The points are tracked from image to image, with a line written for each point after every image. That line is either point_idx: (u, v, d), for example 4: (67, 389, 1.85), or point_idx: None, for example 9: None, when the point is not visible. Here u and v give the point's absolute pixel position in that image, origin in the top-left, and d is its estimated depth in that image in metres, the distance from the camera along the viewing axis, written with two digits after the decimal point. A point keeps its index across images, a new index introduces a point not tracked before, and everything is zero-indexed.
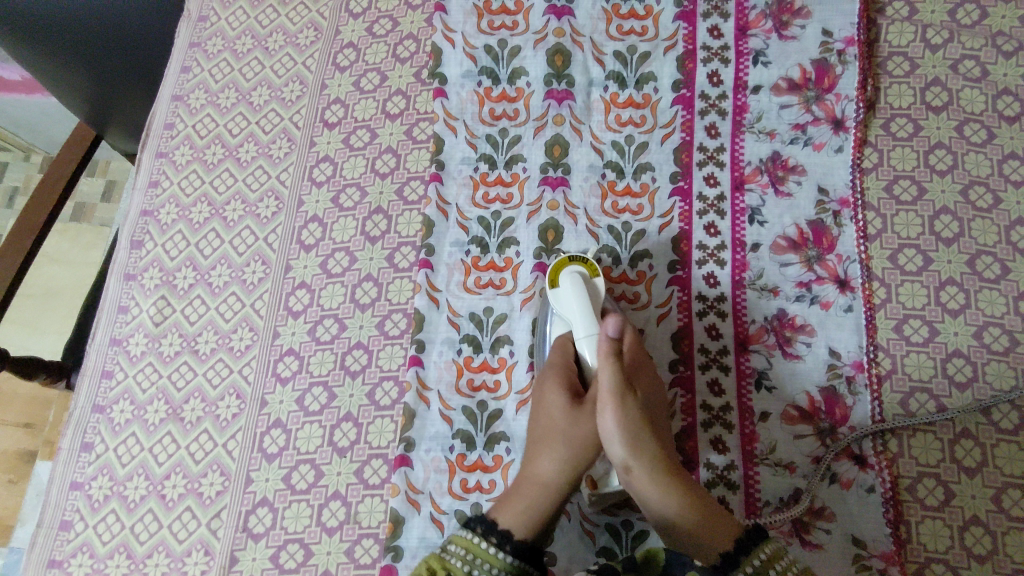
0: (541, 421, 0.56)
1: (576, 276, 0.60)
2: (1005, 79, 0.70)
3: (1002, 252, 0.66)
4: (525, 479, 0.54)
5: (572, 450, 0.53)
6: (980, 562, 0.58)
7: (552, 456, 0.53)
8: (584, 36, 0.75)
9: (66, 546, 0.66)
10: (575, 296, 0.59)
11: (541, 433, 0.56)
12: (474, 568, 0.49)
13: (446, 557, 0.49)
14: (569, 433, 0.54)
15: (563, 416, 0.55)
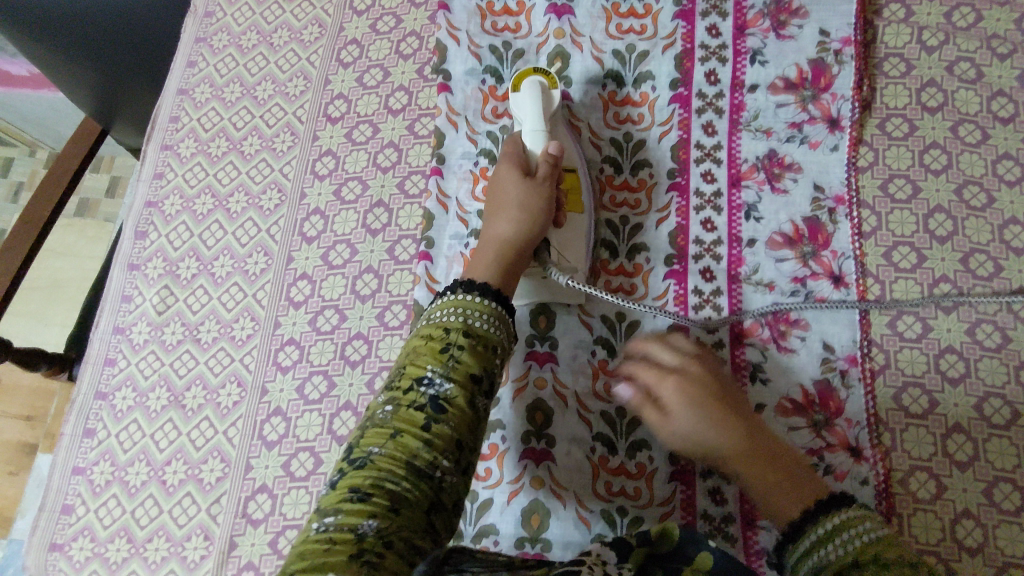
0: (500, 196, 0.62)
1: (536, 83, 0.68)
2: (999, 81, 0.71)
3: (995, 250, 0.67)
4: (485, 241, 0.61)
5: (525, 211, 0.61)
6: (971, 555, 0.59)
7: (508, 219, 0.60)
8: (584, 36, 0.76)
9: (67, 530, 0.67)
10: (531, 99, 0.67)
11: (501, 202, 0.62)
12: (461, 317, 0.52)
13: (433, 316, 0.53)
14: (522, 199, 0.61)
15: (519, 185, 0.62)
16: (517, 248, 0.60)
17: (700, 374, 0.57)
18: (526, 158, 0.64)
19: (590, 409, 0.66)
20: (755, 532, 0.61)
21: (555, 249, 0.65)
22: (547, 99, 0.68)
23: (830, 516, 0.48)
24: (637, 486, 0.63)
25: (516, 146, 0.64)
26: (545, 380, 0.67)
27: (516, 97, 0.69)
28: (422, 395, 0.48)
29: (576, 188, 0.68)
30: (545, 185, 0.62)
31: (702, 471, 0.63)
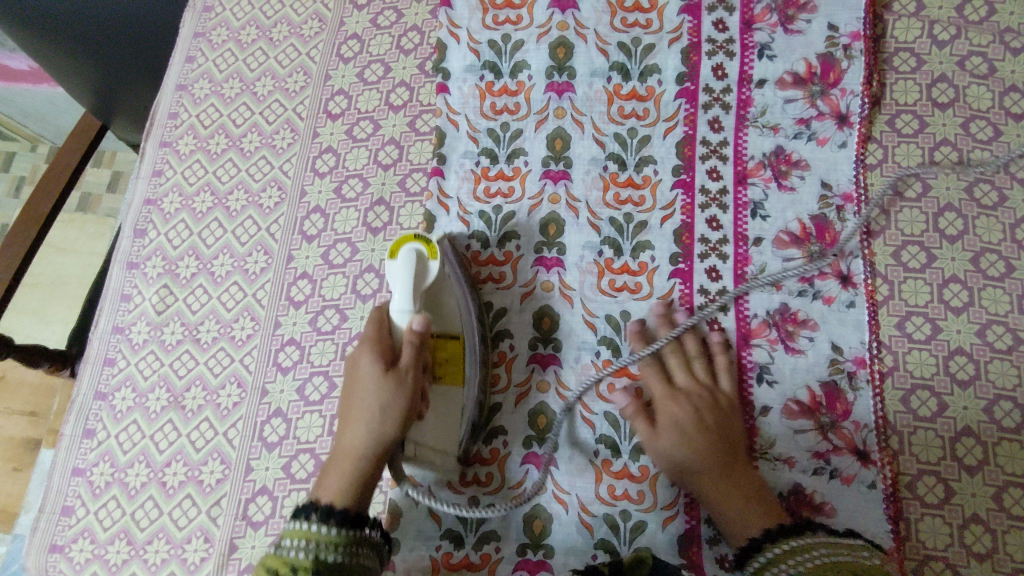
0: (357, 392, 0.56)
1: (415, 252, 0.59)
2: (1012, 76, 0.70)
3: (1007, 249, 0.66)
4: (338, 456, 0.55)
5: (384, 420, 0.54)
6: (979, 561, 0.58)
7: (365, 429, 0.54)
8: (588, 29, 0.75)
9: (67, 532, 0.67)
10: (405, 276, 0.58)
11: (355, 405, 0.55)
12: (313, 548, 0.49)
13: (281, 548, 0.49)
14: (381, 404, 0.54)
15: (377, 381, 0.55)
16: (372, 468, 0.54)
17: None
18: (391, 344, 0.57)
19: (593, 411, 0.65)
20: None
21: (413, 443, 0.59)
22: (423, 274, 0.59)
23: (774, 545, 0.52)
24: (640, 489, 0.62)
25: (380, 330, 0.57)
26: (548, 383, 0.66)
27: (389, 266, 0.59)
28: (300, 558, 0.49)
29: (454, 357, 0.62)
30: (408, 379, 0.55)
31: None
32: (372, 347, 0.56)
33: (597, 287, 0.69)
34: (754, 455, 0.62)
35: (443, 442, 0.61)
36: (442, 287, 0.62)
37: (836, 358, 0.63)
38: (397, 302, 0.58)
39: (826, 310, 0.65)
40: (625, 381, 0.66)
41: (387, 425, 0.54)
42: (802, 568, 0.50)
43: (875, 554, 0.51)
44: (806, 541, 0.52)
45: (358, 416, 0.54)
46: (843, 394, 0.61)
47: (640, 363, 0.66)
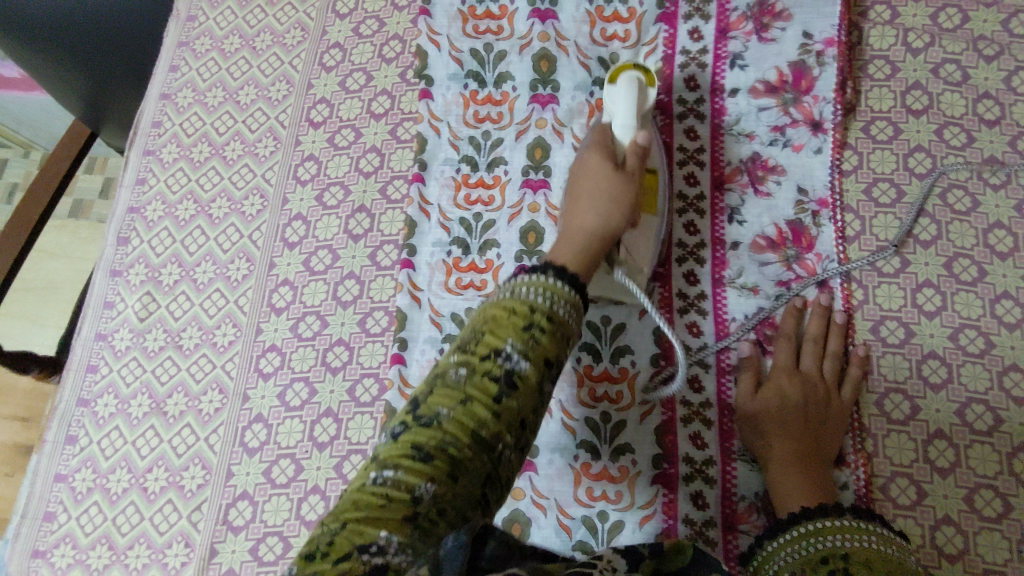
0: (586, 180, 0.60)
1: (635, 78, 0.63)
2: (985, 83, 0.71)
3: (979, 254, 0.66)
4: (572, 231, 0.57)
5: (616, 204, 0.57)
6: (951, 562, 0.59)
7: (596, 209, 0.57)
8: (568, 40, 0.76)
9: (49, 537, 0.67)
10: (630, 96, 0.62)
11: (585, 190, 0.59)
12: (550, 299, 0.46)
13: (516, 291, 0.46)
14: (616, 191, 0.58)
15: (610, 175, 0.58)
16: (603, 240, 0.56)
17: (795, 401, 0.61)
18: (615, 151, 0.61)
19: (573, 417, 0.66)
20: (736, 536, 0.61)
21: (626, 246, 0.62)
22: (643, 97, 0.64)
23: (822, 519, 0.53)
24: (619, 490, 0.63)
25: (605, 140, 0.62)
26: None
27: (612, 90, 0.64)
28: (499, 368, 0.42)
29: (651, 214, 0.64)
30: (634, 175, 0.59)
31: (684, 475, 0.63)
32: (602, 160, 0.60)
33: None
34: (732, 457, 0.63)
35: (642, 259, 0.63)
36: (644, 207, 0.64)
37: (828, 379, 0.63)
38: (620, 119, 0.62)
39: (819, 335, 0.65)
40: (606, 384, 0.66)
41: (618, 208, 0.57)
42: (793, 555, 0.53)
43: (859, 513, 0.53)
44: (795, 527, 0.54)
45: (592, 203, 0.58)
46: (833, 417, 0.61)
47: (620, 367, 0.67)
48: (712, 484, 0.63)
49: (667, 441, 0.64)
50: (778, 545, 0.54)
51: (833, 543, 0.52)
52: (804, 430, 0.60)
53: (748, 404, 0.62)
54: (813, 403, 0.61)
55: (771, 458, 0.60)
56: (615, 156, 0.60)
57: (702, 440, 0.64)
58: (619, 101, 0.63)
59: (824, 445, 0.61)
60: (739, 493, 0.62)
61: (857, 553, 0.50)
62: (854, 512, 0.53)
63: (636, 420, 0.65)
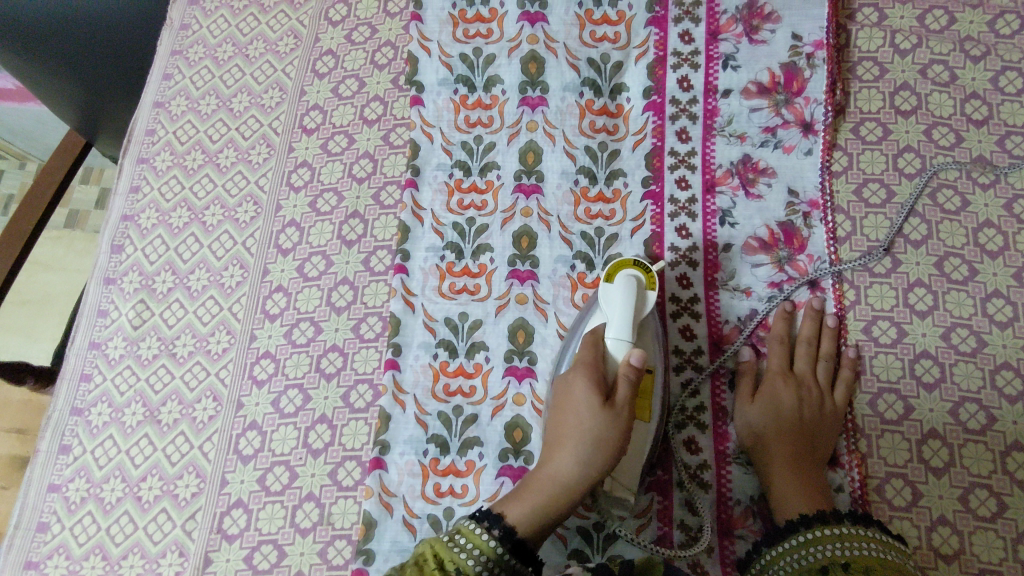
0: (570, 416, 0.58)
1: (633, 280, 0.61)
2: (973, 83, 0.71)
3: (970, 253, 0.67)
4: (542, 480, 0.57)
5: (597, 449, 0.56)
6: (947, 562, 0.59)
7: (572, 457, 0.57)
8: (557, 42, 0.76)
9: (43, 548, 0.67)
10: (624, 305, 0.60)
11: (568, 429, 0.58)
12: (471, 573, 0.50)
13: (453, 542, 0.53)
14: (594, 432, 0.56)
15: (595, 414, 0.56)
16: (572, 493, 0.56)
17: (789, 404, 0.62)
18: (604, 369, 0.59)
19: None
20: (731, 541, 0.61)
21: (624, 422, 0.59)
22: (640, 303, 0.61)
23: (823, 526, 0.55)
24: None
25: (594, 351, 0.60)
26: (524, 397, 0.66)
27: (607, 289, 0.62)
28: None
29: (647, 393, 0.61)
30: (620, 413, 0.57)
31: (679, 482, 0.62)
32: (588, 367, 0.59)
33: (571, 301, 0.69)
34: (727, 461, 0.63)
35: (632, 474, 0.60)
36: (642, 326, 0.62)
37: (820, 382, 0.64)
38: (614, 326, 0.60)
39: (812, 337, 0.66)
40: None
41: (597, 454, 0.56)
42: (798, 563, 0.54)
43: (857, 519, 0.55)
44: (796, 532, 0.55)
45: (566, 454, 0.57)
46: (827, 418, 0.62)
47: None
48: (708, 489, 0.62)
49: (662, 446, 0.64)
50: (783, 550, 0.55)
51: (835, 550, 0.53)
52: (799, 430, 0.61)
53: (744, 409, 0.63)
54: (807, 405, 0.63)
55: (769, 460, 0.60)
56: (603, 387, 0.58)
57: (697, 445, 0.64)
58: (608, 346, 0.60)
59: (819, 446, 0.61)
60: (734, 497, 0.62)
61: (861, 564, 0.52)
62: (853, 519, 0.55)
63: None
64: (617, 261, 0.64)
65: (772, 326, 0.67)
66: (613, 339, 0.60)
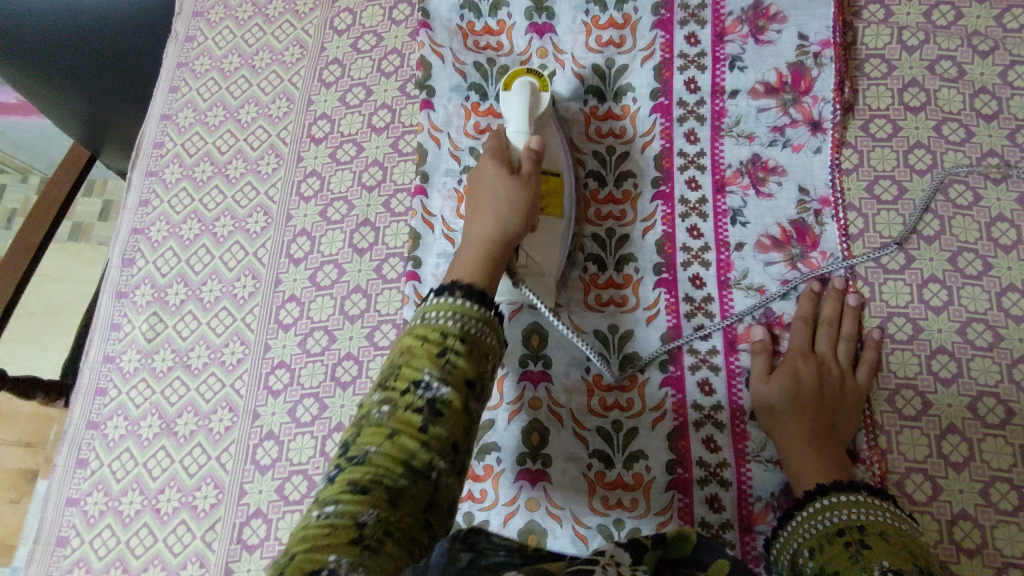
0: (481, 192, 0.58)
1: (527, 84, 0.66)
2: (981, 78, 0.71)
3: (983, 248, 0.67)
4: (468, 240, 0.55)
5: (511, 209, 0.56)
6: (969, 557, 0.59)
7: (492, 215, 0.56)
8: (566, 52, 0.76)
9: (62, 563, 0.67)
10: (520, 100, 0.65)
11: (482, 200, 0.57)
12: (459, 319, 0.48)
13: (425, 316, 0.48)
14: (507, 197, 0.56)
15: (506, 181, 0.57)
16: (501, 246, 0.55)
17: (809, 380, 0.62)
18: (510, 158, 0.60)
19: (585, 427, 0.66)
20: (753, 538, 0.61)
21: (525, 253, 0.62)
22: (537, 101, 0.66)
23: (838, 493, 0.54)
24: (634, 498, 0.63)
25: (501, 143, 0.61)
26: (540, 400, 0.66)
27: (506, 96, 0.67)
28: (420, 399, 0.44)
29: (556, 190, 0.66)
30: (530, 181, 0.58)
31: (699, 479, 0.63)
32: (496, 161, 0.59)
33: (583, 302, 0.70)
34: (746, 459, 0.63)
35: (546, 259, 0.64)
36: (544, 125, 0.68)
37: (842, 362, 0.64)
38: (513, 123, 0.64)
39: (833, 318, 0.66)
40: (616, 393, 0.66)
41: (513, 214, 0.56)
42: (813, 531, 0.53)
43: (873, 490, 0.54)
44: (812, 503, 0.55)
45: (494, 203, 0.56)
46: (847, 399, 0.62)
47: (629, 374, 0.67)
48: (727, 486, 0.62)
49: (680, 445, 0.64)
50: (798, 522, 0.55)
51: (847, 516, 0.52)
52: (819, 412, 0.60)
53: (763, 388, 0.62)
54: (828, 385, 0.62)
55: (786, 441, 0.60)
56: (510, 163, 0.59)
57: (715, 443, 0.64)
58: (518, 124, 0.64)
59: (840, 427, 0.61)
60: (756, 494, 0.62)
61: (872, 527, 0.50)
62: (868, 489, 0.54)
63: (647, 427, 0.65)
64: (512, 74, 0.69)
65: (797, 307, 0.66)
66: (517, 109, 0.65)
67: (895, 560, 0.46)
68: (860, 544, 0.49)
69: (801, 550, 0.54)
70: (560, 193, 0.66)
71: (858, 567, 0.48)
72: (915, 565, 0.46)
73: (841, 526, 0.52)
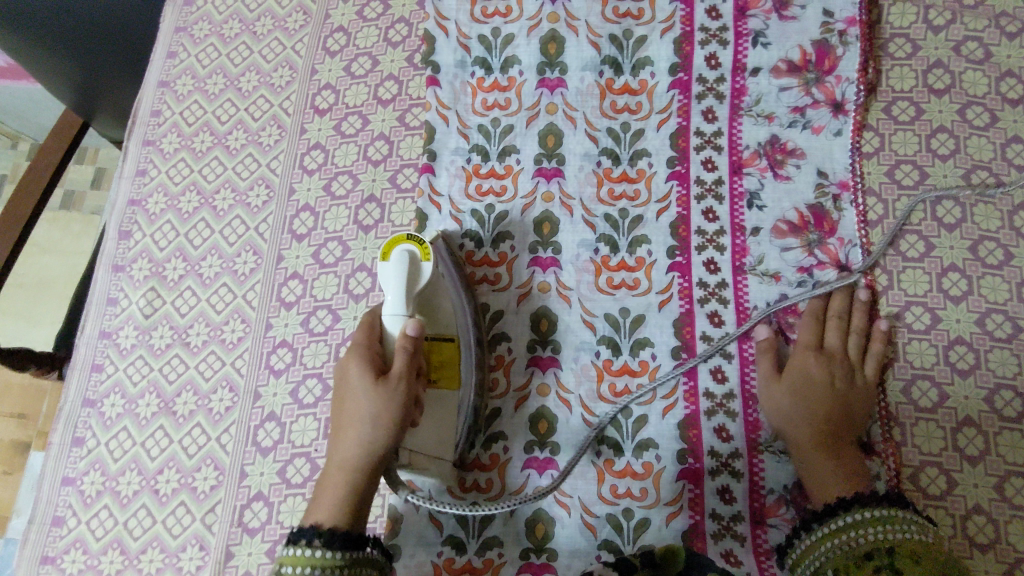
0: (348, 403, 0.55)
1: (408, 254, 0.57)
2: (1008, 61, 0.69)
3: (1005, 237, 0.65)
4: (332, 468, 0.54)
5: (377, 428, 0.54)
6: (982, 551, 0.58)
7: (358, 437, 0.54)
8: (578, 20, 0.73)
9: (59, 543, 0.65)
10: (397, 277, 0.56)
11: (346, 417, 0.55)
12: (318, 571, 0.49)
13: (281, 574, 0.49)
14: (373, 412, 0.54)
15: (368, 394, 0.54)
16: (369, 473, 0.54)
17: (820, 383, 0.60)
18: (381, 356, 0.57)
19: (594, 413, 0.64)
20: (764, 530, 0.60)
21: (412, 448, 0.57)
22: (416, 278, 0.57)
23: (861, 509, 0.53)
24: (643, 487, 0.62)
25: (371, 340, 0.57)
26: (548, 387, 0.65)
27: (381, 269, 0.57)
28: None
29: (448, 362, 0.60)
30: (398, 387, 0.54)
31: (710, 469, 0.62)
32: (363, 379, 0.55)
33: (595, 285, 0.68)
34: (758, 450, 0.62)
35: (440, 446, 0.59)
36: (436, 291, 0.60)
37: (852, 357, 0.62)
38: (390, 305, 0.57)
39: (843, 311, 0.64)
40: (626, 378, 0.65)
41: (378, 434, 0.53)
42: (837, 549, 0.52)
43: (896, 500, 0.53)
44: (834, 518, 0.54)
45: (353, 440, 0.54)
46: (858, 395, 0.61)
47: (640, 360, 0.65)
48: (739, 477, 0.61)
49: (691, 434, 0.63)
50: (818, 539, 0.54)
51: (873, 536, 0.51)
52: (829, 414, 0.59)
53: (775, 391, 0.61)
54: (838, 384, 0.60)
55: (799, 445, 0.59)
56: (377, 365, 0.56)
57: (728, 433, 0.63)
58: (393, 317, 0.57)
59: (851, 425, 0.60)
60: (767, 486, 0.61)
61: (901, 548, 0.49)
62: (890, 501, 0.53)
63: (658, 415, 0.64)
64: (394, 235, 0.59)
65: (806, 300, 0.65)
66: (393, 314, 0.57)
67: None
68: (893, 570, 0.48)
69: (822, 568, 0.53)
70: (455, 358, 0.60)
71: None
72: None
73: (869, 547, 0.51)
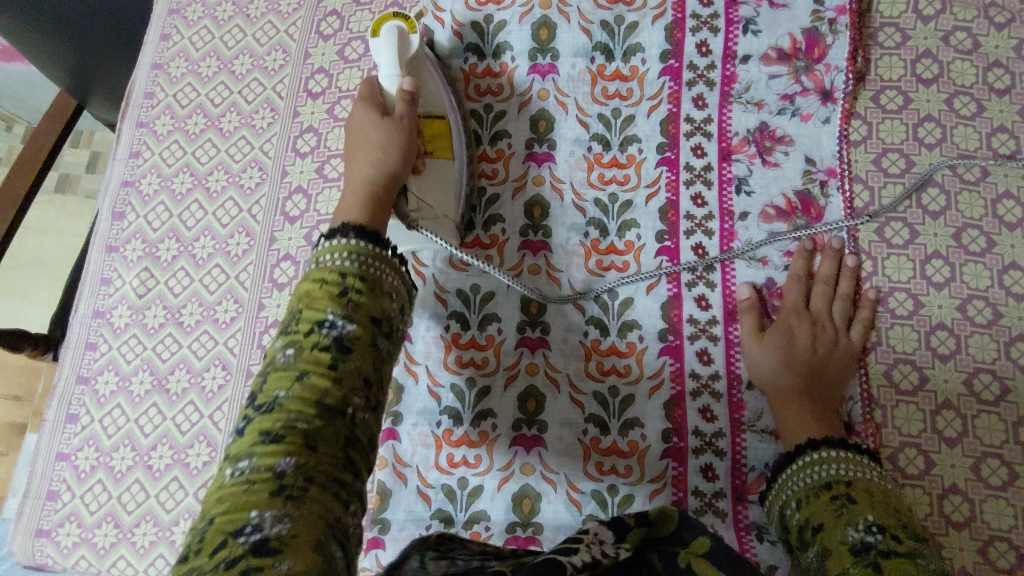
0: (358, 133, 0.59)
1: (394, 28, 0.64)
2: (995, 51, 0.70)
3: (988, 225, 0.66)
4: (351, 182, 0.56)
5: (388, 150, 0.57)
6: (957, 530, 0.59)
7: (370, 161, 0.57)
8: (571, 6, 0.74)
9: (53, 516, 0.66)
10: (388, 46, 0.64)
11: (359, 145, 0.58)
12: (354, 260, 0.48)
13: (322, 262, 0.49)
14: (382, 139, 0.58)
15: (377, 125, 0.59)
16: (388, 184, 0.56)
17: (803, 342, 0.62)
18: (382, 101, 0.61)
19: (582, 392, 0.65)
20: (745, 507, 0.61)
21: (416, 196, 0.62)
22: (405, 46, 0.65)
23: (831, 448, 0.55)
24: (628, 465, 0.63)
25: (372, 90, 0.62)
26: (537, 366, 0.66)
27: (374, 44, 0.65)
28: (325, 337, 0.45)
29: (442, 132, 0.66)
30: (402, 117, 0.59)
31: (694, 448, 0.63)
32: (367, 113, 0.60)
33: (585, 268, 0.69)
34: (742, 429, 0.63)
35: (439, 200, 0.64)
36: (421, 67, 0.67)
37: (837, 321, 0.63)
38: (384, 72, 0.63)
39: (829, 278, 0.65)
40: (614, 359, 0.66)
41: (390, 152, 0.57)
42: (804, 482, 0.55)
43: (870, 455, 0.55)
44: (804, 456, 0.56)
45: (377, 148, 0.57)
46: (840, 354, 0.62)
47: (628, 341, 0.66)
48: (723, 456, 0.63)
49: (676, 414, 0.64)
50: (791, 473, 0.56)
51: (836, 471, 0.53)
52: (811, 372, 0.60)
53: (757, 347, 0.62)
54: (821, 343, 0.62)
55: (780, 400, 0.60)
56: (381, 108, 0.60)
57: (712, 413, 0.64)
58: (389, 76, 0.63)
59: (833, 385, 0.61)
60: (749, 464, 0.62)
61: (860, 482, 0.52)
62: (865, 454, 0.55)
63: (644, 395, 0.65)
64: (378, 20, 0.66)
65: (793, 266, 0.66)
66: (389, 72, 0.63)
67: (880, 516, 0.48)
68: (847, 498, 0.51)
69: (789, 501, 0.55)
70: (445, 133, 0.66)
71: (843, 519, 0.49)
72: (900, 522, 0.47)
73: (830, 479, 0.53)
